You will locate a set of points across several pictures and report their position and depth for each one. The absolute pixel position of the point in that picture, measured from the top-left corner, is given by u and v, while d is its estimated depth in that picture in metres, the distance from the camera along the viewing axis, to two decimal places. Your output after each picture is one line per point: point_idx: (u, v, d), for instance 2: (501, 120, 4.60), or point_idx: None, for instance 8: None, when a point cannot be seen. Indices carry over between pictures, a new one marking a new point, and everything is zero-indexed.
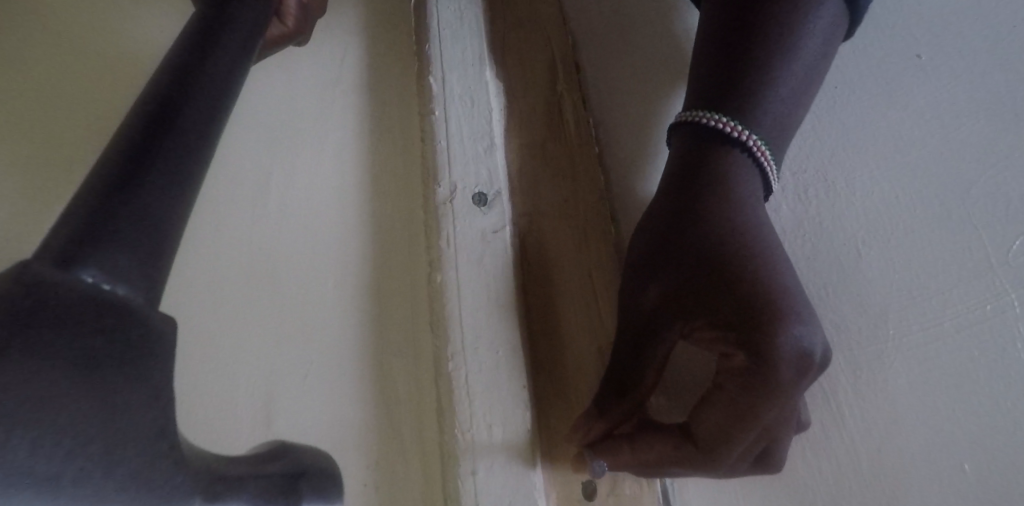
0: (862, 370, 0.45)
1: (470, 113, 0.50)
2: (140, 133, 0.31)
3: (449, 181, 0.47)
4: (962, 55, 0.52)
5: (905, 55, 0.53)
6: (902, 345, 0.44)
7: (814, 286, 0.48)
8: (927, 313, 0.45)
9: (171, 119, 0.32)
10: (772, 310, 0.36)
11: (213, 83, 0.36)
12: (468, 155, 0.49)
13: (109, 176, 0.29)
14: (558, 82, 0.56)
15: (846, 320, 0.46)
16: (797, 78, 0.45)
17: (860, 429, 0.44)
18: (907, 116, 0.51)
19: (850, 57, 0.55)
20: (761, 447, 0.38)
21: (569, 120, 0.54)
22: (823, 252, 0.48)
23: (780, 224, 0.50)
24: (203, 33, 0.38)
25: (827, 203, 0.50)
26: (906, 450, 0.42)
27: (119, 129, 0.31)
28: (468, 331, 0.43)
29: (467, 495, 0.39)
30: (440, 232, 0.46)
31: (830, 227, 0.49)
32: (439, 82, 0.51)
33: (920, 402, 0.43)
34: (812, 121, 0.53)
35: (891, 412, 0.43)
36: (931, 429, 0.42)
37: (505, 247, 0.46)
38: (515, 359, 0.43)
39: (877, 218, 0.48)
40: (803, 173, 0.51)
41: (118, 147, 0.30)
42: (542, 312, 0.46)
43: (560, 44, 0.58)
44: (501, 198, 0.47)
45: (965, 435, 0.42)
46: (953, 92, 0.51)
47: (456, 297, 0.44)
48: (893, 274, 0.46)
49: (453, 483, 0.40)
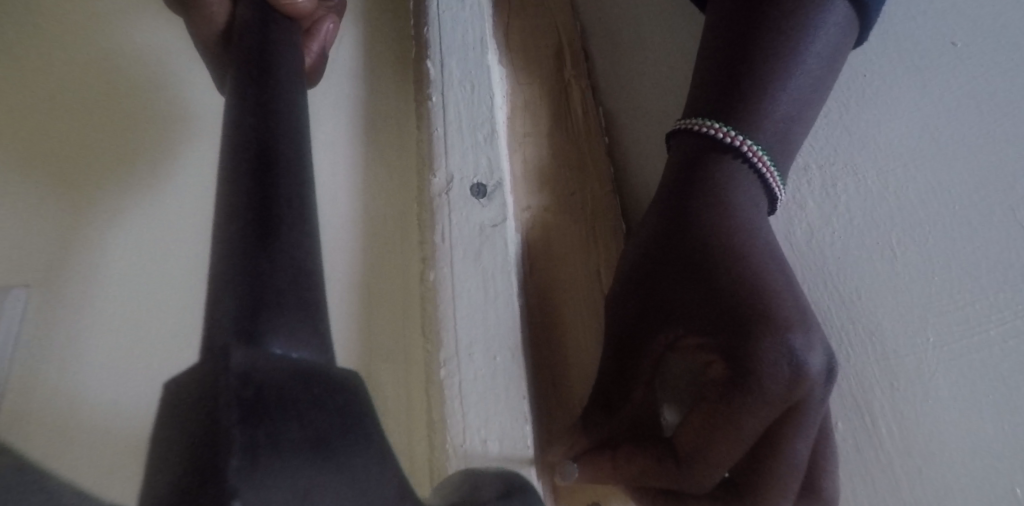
0: (899, 382, 0.40)
1: (471, 98, 0.46)
2: (262, 193, 0.28)
3: (447, 173, 0.44)
4: (1002, 42, 0.48)
5: (939, 43, 0.49)
6: (943, 355, 0.40)
7: (844, 289, 0.43)
8: (971, 320, 0.40)
9: (275, 155, 0.30)
10: (761, 313, 0.33)
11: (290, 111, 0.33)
12: (467, 145, 0.45)
13: (250, 237, 0.27)
14: (566, 70, 0.52)
15: (880, 326, 0.42)
16: (809, 73, 0.42)
17: (898, 448, 0.39)
18: (943, 107, 0.47)
19: (880, 45, 0.51)
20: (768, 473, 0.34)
21: (577, 109, 0.50)
22: (853, 253, 0.44)
23: (807, 222, 0.46)
24: (260, 54, 0.35)
25: (858, 200, 0.45)
26: (949, 472, 0.38)
27: (235, 188, 0.28)
28: (463, 334, 0.39)
29: None
30: (435, 227, 0.42)
31: (861, 225, 0.45)
32: (437, 68, 0.48)
33: (964, 418, 0.39)
34: (839, 112, 0.49)
35: (932, 428, 0.39)
36: (977, 448, 0.38)
37: (503, 241, 0.41)
38: (515, 366, 0.38)
39: (912, 216, 0.44)
40: (832, 166, 0.47)
41: (243, 205, 0.28)
42: (545, 317, 0.42)
43: (568, 30, 0.54)
44: (502, 188, 0.43)
45: (1015, 456, 0.37)
46: (993, 83, 0.47)
47: (450, 298, 0.40)
48: (931, 277, 0.42)
49: None
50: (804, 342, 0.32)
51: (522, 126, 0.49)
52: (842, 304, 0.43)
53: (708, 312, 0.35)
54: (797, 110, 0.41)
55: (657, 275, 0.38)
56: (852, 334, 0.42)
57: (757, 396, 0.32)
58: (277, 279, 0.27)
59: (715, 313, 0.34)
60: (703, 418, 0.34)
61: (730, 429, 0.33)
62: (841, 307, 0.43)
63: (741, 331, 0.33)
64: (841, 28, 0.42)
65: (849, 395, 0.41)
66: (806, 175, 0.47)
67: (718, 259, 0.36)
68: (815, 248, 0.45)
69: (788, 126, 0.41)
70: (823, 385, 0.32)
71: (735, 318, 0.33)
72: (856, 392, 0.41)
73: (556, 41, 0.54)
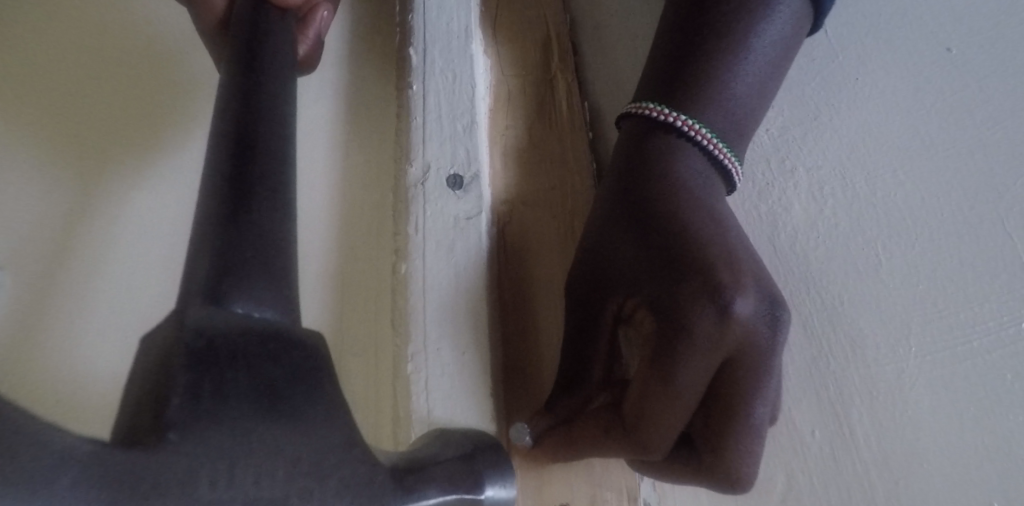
0: (878, 391, 0.39)
1: (451, 87, 0.45)
2: (234, 164, 0.34)
3: (423, 163, 0.43)
4: (1004, 41, 0.46)
5: (936, 44, 0.47)
6: (924, 365, 0.39)
7: (827, 295, 0.42)
8: (955, 330, 0.39)
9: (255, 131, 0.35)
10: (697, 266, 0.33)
11: (272, 102, 0.37)
12: (444, 136, 0.44)
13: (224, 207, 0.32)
14: (554, 63, 0.51)
15: (861, 334, 0.41)
16: (760, 65, 0.41)
17: (875, 457, 0.38)
18: (936, 111, 0.45)
19: (876, 46, 0.49)
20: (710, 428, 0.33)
21: (565, 102, 0.49)
22: (837, 258, 0.43)
23: (792, 226, 0.45)
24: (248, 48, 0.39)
25: (844, 204, 0.44)
26: (927, 485, 0.37)
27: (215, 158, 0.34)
28: (432, 329, 0.38)
29: None
30: (409, 217, 0.41)
31: (846, 229, 0.44)
32: (417, 58, 0.47)
33: (943, 430, 0.38)
34: (830, 115, 0.48)
35: (909, 438, 0.38)
36: (956, 460, 0.37)
37: (477, 235, 0.41)
38: (482, 363, 0.38)
39: (899, 222, 0.43)
40: (820, 169, 0.46)
41: (221, 173, 0.33)
42: (522, 317, 0.41)
43: (558, 23, 0.53)
44: (478, 180, 0.42)
45: (998, 470, 0.36)
46: (990, 83, 0.45)
47: (421, 291, 0.39)
48: (916, 284, 0.41)
49: None
50: (730, 292, 0.32)
51: (505, 119, 0.48)
52: (823, 310, 0.42)
53: (647, 270, 0.35)
54: (753, 103, 0.41)
55: (608, 240, 0.38)
56: (832, 342, 0.41)
57: (688, 347, 0.32)
58: (256, 244, 0.32)
59: (652, 271, 0.35)
60: (646, 380, 0.33)
61: (670, 387, 0.33)
62: (823, 315, 0.42)
63: (673, 286, 0.33)
64: (794, 17, 0.41)
65: (828, 402, 0.40)
66: (793, 178, 0.46)
67: (662, 221, 0.36)
68: (799, 254, 0.44)
69: (744, 121, 0.40)
70: (760, 332, 0.32)
71: (669, 273, 0.34)
72: (834, 401, 0.40)
73: (545, 32, 0.53)
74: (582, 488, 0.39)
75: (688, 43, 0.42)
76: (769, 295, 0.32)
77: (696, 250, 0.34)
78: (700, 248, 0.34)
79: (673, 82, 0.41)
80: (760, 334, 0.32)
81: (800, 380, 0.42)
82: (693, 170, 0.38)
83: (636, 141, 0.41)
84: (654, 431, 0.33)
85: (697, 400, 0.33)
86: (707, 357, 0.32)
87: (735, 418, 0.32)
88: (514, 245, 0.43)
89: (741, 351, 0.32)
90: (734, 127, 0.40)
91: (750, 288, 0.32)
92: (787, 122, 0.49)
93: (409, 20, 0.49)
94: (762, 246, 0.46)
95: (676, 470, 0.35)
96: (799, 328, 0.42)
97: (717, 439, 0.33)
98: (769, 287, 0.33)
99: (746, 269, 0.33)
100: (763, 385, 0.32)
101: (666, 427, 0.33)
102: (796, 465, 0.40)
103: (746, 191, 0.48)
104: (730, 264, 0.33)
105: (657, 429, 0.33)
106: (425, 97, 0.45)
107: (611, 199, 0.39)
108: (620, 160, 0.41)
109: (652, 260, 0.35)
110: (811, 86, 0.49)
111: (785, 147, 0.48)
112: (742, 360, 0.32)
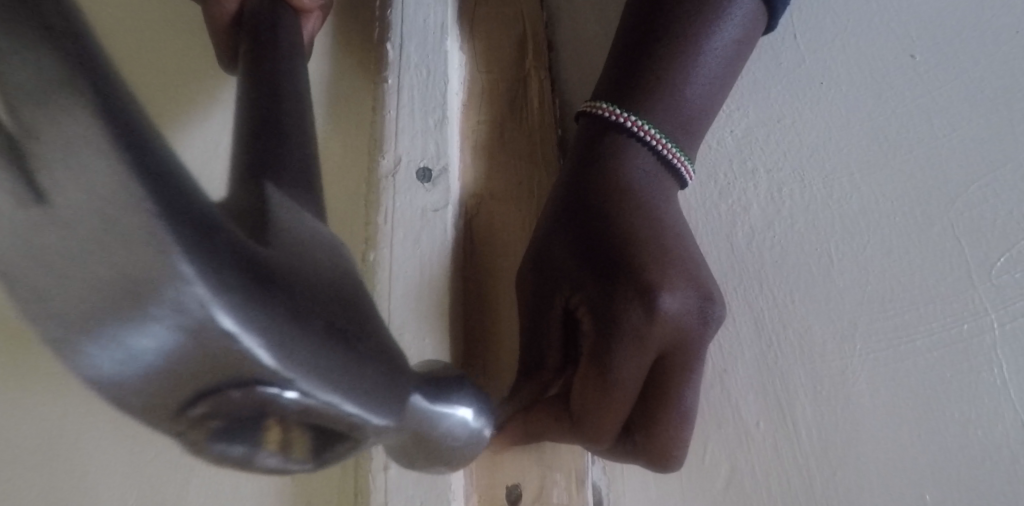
0: (823, 385, 0.41)
1: (426, 82, 0.47)
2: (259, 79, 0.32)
3: (394, 156, 0.45)
4: (967, 53, 0.47)
5: (901, 51, 0.48)
6: (867, 363, 0.41)
7: (779, 293, 0.44)
8: (898, 330, 0.41)
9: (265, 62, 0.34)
10: (641, 268, 0.37)
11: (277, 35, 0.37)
12: (417, 132, 0.45)
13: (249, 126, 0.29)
14: (528, 60, 0.52)
15: (809, 332, 0.43)
16: (711, 63, 0.45)
17: (815, 449, 0.40)
18: (894, 117, 0.46)
19: (843, 50, 0.50)
20: (651, 415, 0.38)
21: (538, 99, 0.50)
22: (791, 257, 0.45)
23: (749, 224, 0.46)
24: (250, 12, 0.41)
25: (802, 206, 0.46)
26: (862, 475, 0.39)
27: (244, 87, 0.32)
28: (395, 315, 0.40)
29: (378, 492, 0.38)
30: (380, 207, 0.43)
31: (801, 230, 0.45)
32: (397, 56, 0.48)
33: (881, 424, 0.40)
34: (793, 116, 0.49)
35: (848, 432, 0.40)
36: (891, 454, 0.39)
37: (443, 226, 0.43)
38: (443, 349, 0.40)
39: (852, 225, 0.44)
40: (780, 171, 0.47)
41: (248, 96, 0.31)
42: (484, 307, 0.44)
43: (534, 20, 0.54)
44: (447, 173, 0.44)
45: (928, 464, 0.38)
46: (948, 94, 0.46)
47: (388, 278, 0.41)
48: (864, 284, 0.43)
49: (367, 478, 0.39)
50: (673, 291, 0.36)
51: (477, 114, 0.50)
52: (775, 307, 0.44)
53: (593, 271, 0.38)
54: (704, 104, 0.45)
55: (554, 239, 0.41)
56: (781, 337, 0.43)
57: (625, 345, 0.36)
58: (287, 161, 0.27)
59: (594, 275, 0.38)
60: (588, 374, 0.37)
61: (610, 380, 0.37)
62: (774, 312, 0.44)
63: (613, 289, 0.37)
64: (746, 22, 0.46)
65: (773, 396, 0.42)
66: (753, 179, 0.48)
67: (607, 226, 0.39)
68: (755, 253, 0.46)
69: (695, 120, 0.45)
70: (696, 327, 0.37)
71: (609, 277, 0.38)
72: (779, 394, 0.42)
73: (521, 29, 0.54)
74: (534, 469, 0.41)
75: (647, 51, 0.45)
76: (700, 294, 0.37)
77: (634, 255, 0.38)
78: (637, 254, 0.38)
79: (632, 94, 0.45)
80: (689, 330, 0.37)
81: (748, 373, 0.43)
82: (636, 178, 0.42)
83: (586, 147, 0.45)
84: (598, 420, 0.38)
85: (638, 389, 0.37)
86: (647, 351, 0.36)
87: (668, 401, 0.38)
88: (479, 239, 0.45)
89: (672, 345, 0.37)
90: (684, 127, 0.44)
91: (679, 291, 0.37)
92: (753, 122, 0.50)
93: (388, 13, 0.50)
94: (722, 244, 0.47)
95: (617, 452, 0.40)
96: (750, 323, 0.44)
97: (652, 421, 0.38)
98: (702, 288, 0.38)
99: (677, 271, 0.38)
100: (693, 372, 0.37)
101: (613, 413, 0.37)
102: (739, 453, 0.42)
103: (708, 190, 0.49)
104: (672, 268, 0.38)
105: (600, 418, 0.38)
106: (402, 96, 0.47)
107: (559, 201, 0.43)
108: (570, 166, 0.44)
109: (596, 262, 0.39)
110: (778, 86, 0.50)
111: (748, 148, 0.49)
112: (673, 354, 0.37)
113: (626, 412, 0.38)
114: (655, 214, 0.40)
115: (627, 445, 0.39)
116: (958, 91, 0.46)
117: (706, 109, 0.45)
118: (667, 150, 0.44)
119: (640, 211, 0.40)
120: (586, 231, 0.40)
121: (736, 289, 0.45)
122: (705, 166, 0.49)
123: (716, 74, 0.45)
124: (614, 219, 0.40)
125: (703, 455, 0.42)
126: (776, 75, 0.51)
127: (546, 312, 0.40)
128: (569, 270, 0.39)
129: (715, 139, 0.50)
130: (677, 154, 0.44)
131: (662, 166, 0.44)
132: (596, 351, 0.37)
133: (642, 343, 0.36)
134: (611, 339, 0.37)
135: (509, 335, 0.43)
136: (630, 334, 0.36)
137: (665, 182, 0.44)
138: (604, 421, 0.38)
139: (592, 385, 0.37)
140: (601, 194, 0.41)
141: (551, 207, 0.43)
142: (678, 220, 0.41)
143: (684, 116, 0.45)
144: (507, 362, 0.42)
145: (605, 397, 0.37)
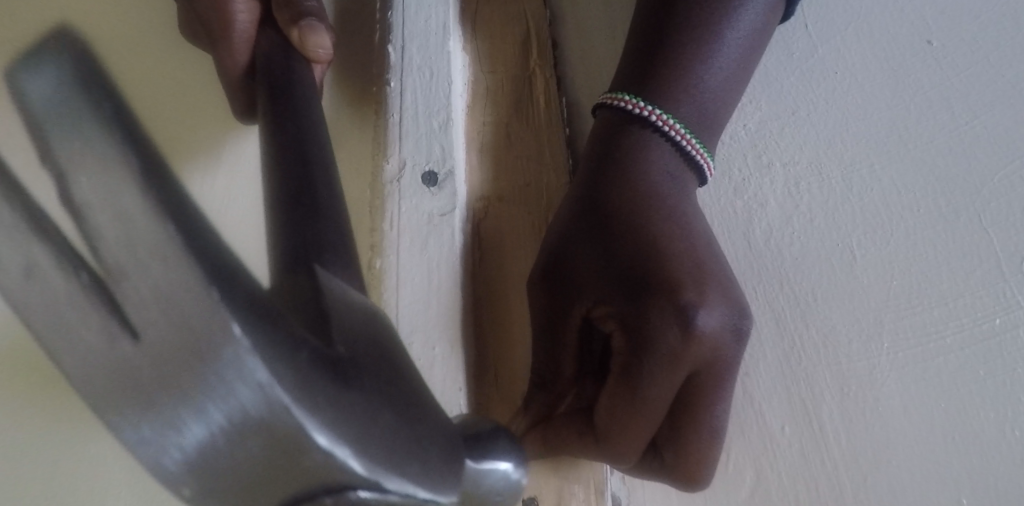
0: (850, 386, 0.39)
1: (429, 85, 0.46)
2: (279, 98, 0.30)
3: (398, 158, 0.43)
4: (986, 39, 0.45)
5: (916, 37, 0.47)
6: (896, 362, 0.39)
7: (800, 290, 0.42)
8: (927, 326, 0.39)
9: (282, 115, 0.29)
10: (674, 284, 0.36)
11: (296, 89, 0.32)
12: (425, 136, 0.44)
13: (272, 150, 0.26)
14: (531, 62, 0.51)
15: (834, 330, 0.41)
16: (725, 56, 0.44)
17: (845, 454, 0.38)
18: (914, 105, 0.45)
19: (856, 38, 0.48)
20: (682, 434, 0.36)
21: (545, 99, 0.49)
22: (812, 253, 0.43)
23: (766, 221, 0.45)
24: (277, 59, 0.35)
25: (821, 200, 0.44)
26: (896, 479, 0.37)
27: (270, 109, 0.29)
28: (404, 323, 0.39)
29: None
30: (386, 212, 0.42)
31: (821, 226, 0.44)
32: (401, 57, 0.47)
33: (912, 423, 0.38)
34: (809, 108, 0.47)
35: (877, 433, 0.38)
36: (922, 455, 0.37)
37: (451, 232, 0.42)
38: (453, 359, 0.38)
39: (874, 217, 0.43)
40: (796, 165, 0.46)
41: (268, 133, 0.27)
42: (493, 311, 0.43)
43: (536, 17, 0.53)
44: (453, 177, 0.43)
45: (964, 465, 0.37)
46: (968, 80, 0.44)
47: (395, 285, 0.40)
48: (889, 280, 0.41)
49: None
50: (713, 308, 0.35)
51: (481, 115, 0.49)
52: (797, 306, 0.42)
53: (616, 285, 0.37)
54: (720, 97, 0.44)
55: (570, 250, 0.39)
56: (804, 336, 0.41)
57: (656, 363, 0.35)
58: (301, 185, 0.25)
59: (621, 287, 0.37)
60: (616, 390, 0.36)
61: (638, 397, 0.35)
62: (795, 310, 0.42)
63: (645, 302, 0.36)
64: (761, 10, 0.45)
65: (797, 398, 0.40)
66: (770, 173, 0.46)
67: (633, 238, 0.38)
68: (773, 250, 0.44)
69: (711, 113, 0.44)
70: (732, 342, 0.35)
71: (636, 289, 0.36)
72: (804, 397, 0.40)
73: (524, 28, 0.53)
74: (550, 480, 0.40)
75: (658, 44, 0.44)
76: (735, 309, 0.36)
77: (666, 270, 0.36)
78: (669, 268, 0.36)
79: (647, 90, 0.44)
80: (724, 349, 0.35)
81: (771, 376, 0.41)
82: (659, 183, 0.41)
83: (600, 151, 0.43)
84: (621, 438, 0.36)
85: (666, 407, 0.36)
86: (678, 367, 0.35)
87: (697, 417, 0.36)
88: (491, 243, 0.44)
89: (706, 365, 0.35)
90: (704, 121, 0.43)
91: (716, 306, 0.35)
92: (766, 115, 0.48)
93: (388, 14, 0.49)
94: (737, 242, 0.45)
95: (640, 468, 0.38)
96: (771, 323, 0.42)
97: (679, 439, 0.36)
98: (736, 302, 0.36)
99: (711, 284, 0.36)
100: (724, 385, 0.36)
101: (640, 429, 0.36)
102: (764, 459, 0.40)
103: (722, 187, 0.47)
104: (711, 284, 0.36)
105: (625, 436, 0.36)
106: (410, 97, 0.46)
107: (573, 208, 0.41)
108: (583, 173, 0.43)
109: (623, 276, 0.37)
110: (788, 77, 0.49)
111: (762, 141, 0.47)
112: (705, 371, 0.35)
113: (653, 429, 0.37)
114: (683, 224, 0.39)
115: (650, 461, 0.38)
116: (979, 76, 0.44)
117: (724, 102, 0.44)
118: (687, 143, 0.42)
119: (666, 220, 0.39)
120: (609, 242, 0.39)
121: (755, 287, 0.43)
122: (719, 162, 0.48)
123: (735, 65, 0.44)
124: (639, 231, 0.38)
125: (725, 465, 0.40)
126: (787, 67, 0.49)
127: (562, 323, 0.38)
128: (588, 282, 0.38)
129: (728, 133, 0.48)
130: (700, 150, 0.43)
131: (681, 161, 0.43)
132: (625, 366, 0.36)
133: (678, 362, 0.35)
134: (642, 356, 0.35)
135: (520, 341, 0.42)
136: (663, 352, 0.35)
137: (685, 180, 0.42)
138: (629, 438, 0.36)
139: (621, 402, 0.36)
140: (624, 203, 0.40)
141: (563, 214, 0.41)
142: (703, 226, 0.40)
143: (700, 110, 0.43)
144: (520, 372, 0.41)
145: (634, 414, 0.36)
